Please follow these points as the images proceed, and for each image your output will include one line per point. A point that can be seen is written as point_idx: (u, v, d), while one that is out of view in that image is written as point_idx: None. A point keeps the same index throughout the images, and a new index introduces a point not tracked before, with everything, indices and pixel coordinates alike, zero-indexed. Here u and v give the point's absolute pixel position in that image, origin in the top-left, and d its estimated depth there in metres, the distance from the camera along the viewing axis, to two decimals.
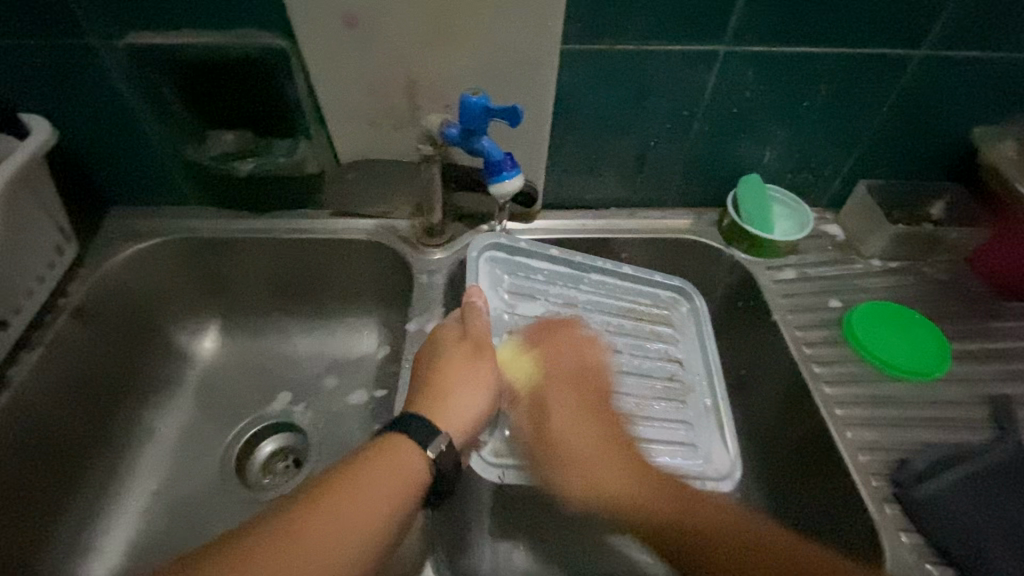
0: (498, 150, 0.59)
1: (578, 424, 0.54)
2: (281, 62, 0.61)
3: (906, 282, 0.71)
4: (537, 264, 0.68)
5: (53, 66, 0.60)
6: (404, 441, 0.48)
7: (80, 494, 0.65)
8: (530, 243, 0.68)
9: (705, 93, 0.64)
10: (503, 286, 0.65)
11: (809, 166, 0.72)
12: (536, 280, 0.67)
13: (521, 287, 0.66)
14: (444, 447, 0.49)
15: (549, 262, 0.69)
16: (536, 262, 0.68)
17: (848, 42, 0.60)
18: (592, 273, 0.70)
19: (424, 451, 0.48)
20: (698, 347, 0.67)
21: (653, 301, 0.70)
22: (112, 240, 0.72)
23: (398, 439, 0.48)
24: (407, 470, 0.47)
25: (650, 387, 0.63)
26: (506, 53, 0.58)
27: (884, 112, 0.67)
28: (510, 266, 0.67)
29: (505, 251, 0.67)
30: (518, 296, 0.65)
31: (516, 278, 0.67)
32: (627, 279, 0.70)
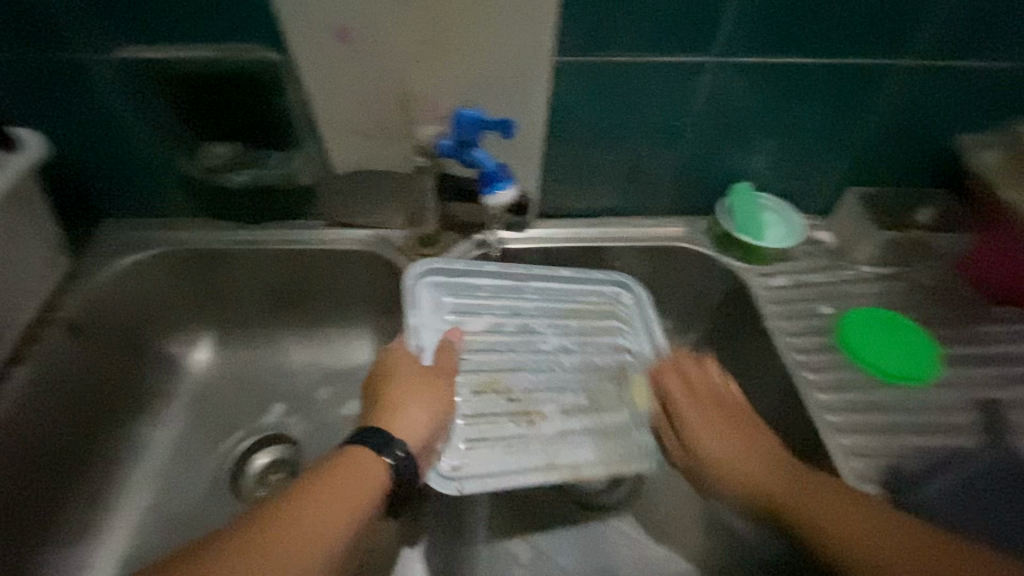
0: (492, 161, 0.59)
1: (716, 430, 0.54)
2: (274, 76, 0.61)
3: (895, 288, 0.72)
4: (477, 279, 0.67)
5: (44, 80, 0.60)
6: (362, 453, 0.49)
7: (71, 510, 0.64)
8: (467, 262, 0.68)
9: (694, 103, 0.64)
10: (446, 308, 0.64)
11: (799, 173, 0.73)
12: (473, 298, 0.66)
13: (463, 307, 0.65)
14: (402, 454, 0.49)
15: (488, 274, 0.68)
16: (476, 278, 0.67)
17: (833, 53, 0.61)
18: (535, 280, 0.70)
19: (383, 460, 0.49)
20: (646, 332, 0.69)
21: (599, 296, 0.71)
22: (102, 253, 0.72)
23: (358, 452, 0.49)
24: (369, 482, 0.47)
25: (603, 380, 0.63)
26: (498, 66, 0.59)
27: (871, 120, 0.68)
28: (451, 288, 0.66)
29: (441, 273, 0.66)
30: (460, 313, 0.64)
31: (459, 297, 0.66)
32: (571, 278, 0.71)
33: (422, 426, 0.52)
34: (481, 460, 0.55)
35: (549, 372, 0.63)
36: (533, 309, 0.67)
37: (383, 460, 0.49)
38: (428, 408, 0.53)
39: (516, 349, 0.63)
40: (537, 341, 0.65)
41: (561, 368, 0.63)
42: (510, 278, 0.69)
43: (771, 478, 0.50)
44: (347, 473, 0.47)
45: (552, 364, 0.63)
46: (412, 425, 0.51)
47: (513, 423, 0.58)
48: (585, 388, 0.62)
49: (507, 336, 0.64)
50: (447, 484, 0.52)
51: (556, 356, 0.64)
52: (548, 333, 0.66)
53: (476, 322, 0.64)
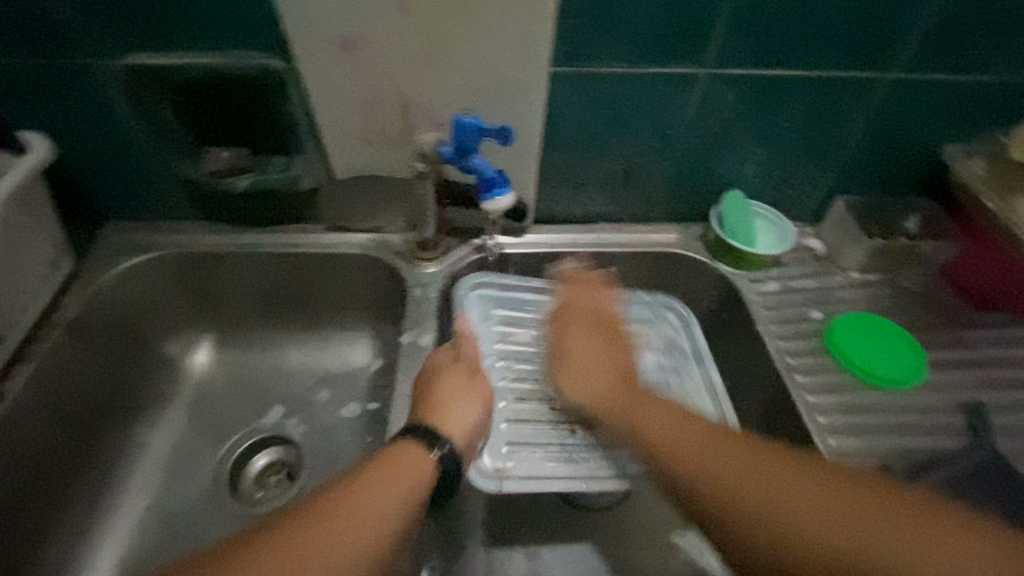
0: (490, 168, 0.61)
1: (649, 408, 0.55)
2: (279, 83, 0.62)
3: (882, 294, 0.74)
4: (529, 297, 0.72)
5: (52, 85, 0.61)
6: (406, 450, 0.52)
7: (72, 509, 0.65)
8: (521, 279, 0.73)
9: (688, 113, 0.66)
10: (493, 319, 0.70)
11: (789, 182, 0.75)
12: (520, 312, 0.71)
13: (510, 317, 0.70)
14: (447, 448, 0.52)
15: (539, 292, 0.73)
16: (525, 294, 0.73)
17: (822, 66, 0.63)
18: None
19: (429, 452, 0.52)
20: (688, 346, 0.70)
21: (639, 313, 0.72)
22: (105, 255, 0.72)
23: (403, 449, 0.52)
24: (417, 470, 0.51)
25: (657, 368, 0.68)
26: (498, 75, 0.60)
27: (860, 130, 0.70)
28: (499, 300, 0.71)
29: (498, 288, 0.72)
30: (510, 325, 0.70)
31: (507, 310, 0.71)
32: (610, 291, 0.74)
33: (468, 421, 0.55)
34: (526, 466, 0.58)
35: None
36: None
37: (430, 453, 0.52)
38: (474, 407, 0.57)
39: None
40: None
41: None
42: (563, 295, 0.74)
43: (669, 431, 0.52)
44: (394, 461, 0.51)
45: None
46: (463, 423, 0.55)
47: (556, 435, 0.61)
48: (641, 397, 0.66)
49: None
50: (489, 481, 0.55)
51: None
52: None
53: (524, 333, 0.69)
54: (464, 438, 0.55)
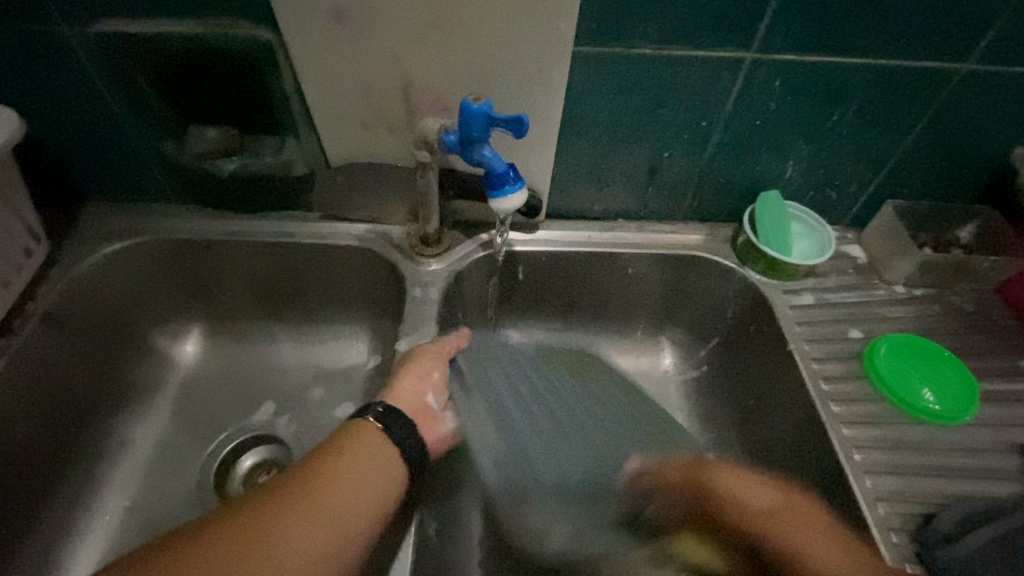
0: (502, 161, 0.54)
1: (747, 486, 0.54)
2: (266, 57, 0.56)
3: (930, 312, 0.67)
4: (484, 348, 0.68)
5: (19, 53, 0.55)
6: (362, 430, 0.51)
7: (50, 507, 0.62)
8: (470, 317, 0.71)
9: (725, 103, 0.59)
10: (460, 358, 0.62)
11: (833, 183, 0.68)
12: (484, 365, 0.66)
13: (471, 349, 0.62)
14: (380, 409, 0.52)
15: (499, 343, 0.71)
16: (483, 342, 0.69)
17: (884, 54, 0.55)
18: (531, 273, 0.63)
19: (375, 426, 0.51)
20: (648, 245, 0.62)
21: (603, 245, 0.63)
22: (85, 240, 0.68)
23: (357, 428, 0.51)
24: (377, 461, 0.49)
25: None
26: (512, 54, 0.53)
27: (919, 128, 0.62)
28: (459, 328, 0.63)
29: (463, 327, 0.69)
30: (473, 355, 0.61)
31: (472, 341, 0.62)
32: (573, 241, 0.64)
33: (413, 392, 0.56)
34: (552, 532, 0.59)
35: None
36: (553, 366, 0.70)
37: (371, 423, 0.51)
38: (424, 376, 0.57)
39: None
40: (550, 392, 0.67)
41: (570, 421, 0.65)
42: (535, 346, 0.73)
43: (792, 515, 0.52)
44: (359, 447, 0.49)
45: None
46: (409, 393, 0.56)
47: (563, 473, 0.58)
48: None
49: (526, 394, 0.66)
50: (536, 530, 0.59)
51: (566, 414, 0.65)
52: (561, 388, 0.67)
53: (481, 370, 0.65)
54: (414, 402, 0.56)
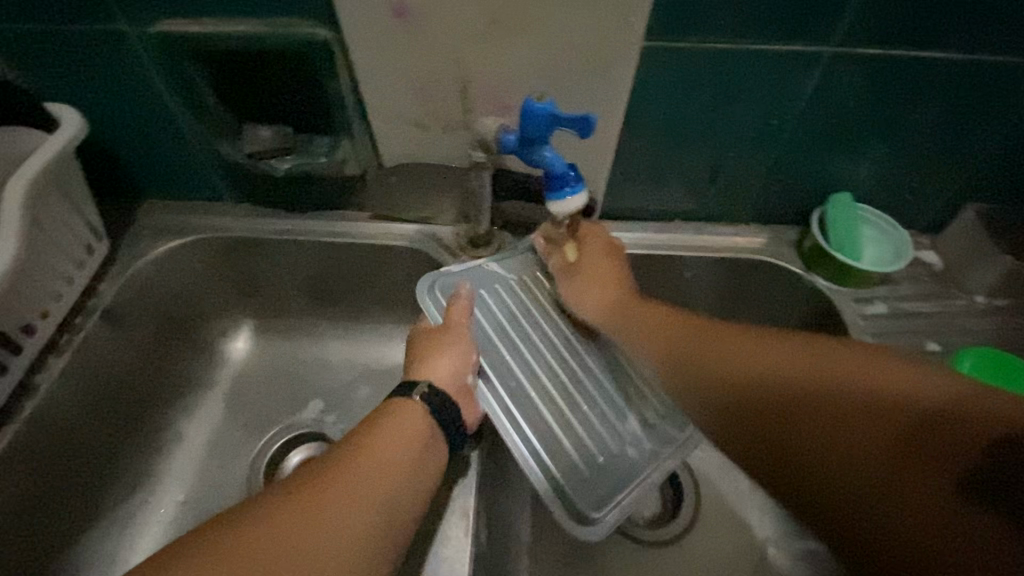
0: (562, 162, 0.52)
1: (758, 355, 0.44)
2: (323, 56, 0.55)
3: (1014, 325, 0.62)
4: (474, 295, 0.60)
5: (84, 52, 0.56)
6: (401, 405, 0.51)
7: (109, 499, 0.63)
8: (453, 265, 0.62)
9: (798, 101, 0.55)
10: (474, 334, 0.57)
11: (910, 184, 0.63)
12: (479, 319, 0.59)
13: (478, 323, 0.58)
14: (426, 388, 0.51)
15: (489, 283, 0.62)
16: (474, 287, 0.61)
17: (979, 50, 0.51)
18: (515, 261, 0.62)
19: (412, 398, 0.51)
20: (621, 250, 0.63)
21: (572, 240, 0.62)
22: (142, 237, 0.69)
23: (398, 403, 0.51)
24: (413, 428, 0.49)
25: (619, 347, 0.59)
26: (577, 52, 0.51)
27: (1013, 127, 0.57)
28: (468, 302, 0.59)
29: (454, 277, 0.61)
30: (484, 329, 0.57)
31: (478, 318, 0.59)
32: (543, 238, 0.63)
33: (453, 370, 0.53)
34: (588, 491, 0.52)
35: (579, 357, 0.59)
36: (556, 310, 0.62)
37: (412, 399, 0.51)
38: (461, 356, 0.54)
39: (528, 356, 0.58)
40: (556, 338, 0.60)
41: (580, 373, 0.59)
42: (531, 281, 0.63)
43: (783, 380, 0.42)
44: (393, 426, 0.49)
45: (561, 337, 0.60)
46: (450, 371, 0.53)
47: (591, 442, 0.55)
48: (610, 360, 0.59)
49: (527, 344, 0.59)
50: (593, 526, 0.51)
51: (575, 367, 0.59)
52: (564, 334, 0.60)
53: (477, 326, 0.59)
54: (454, 383, 0.53)
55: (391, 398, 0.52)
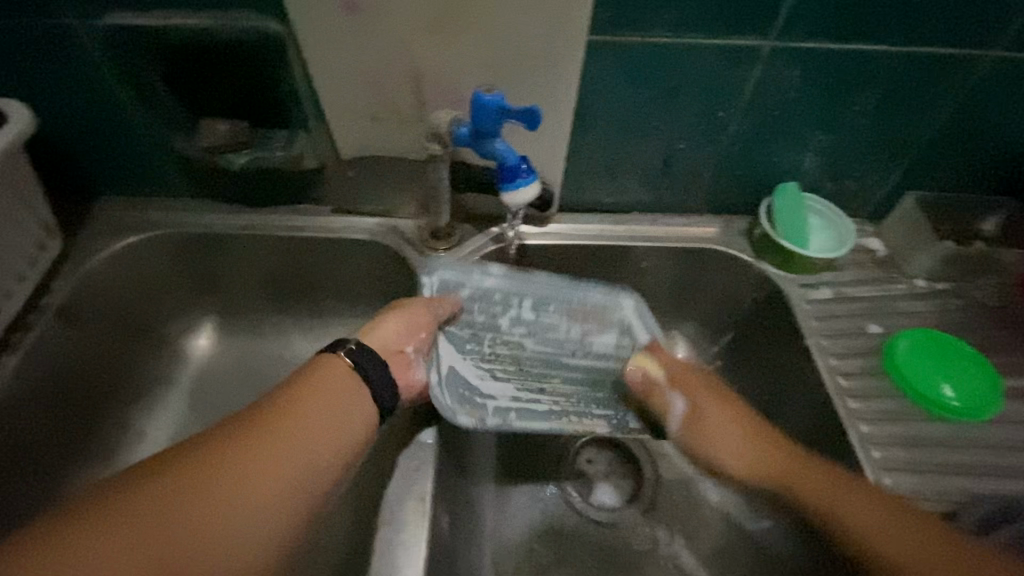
0: (514, 154, 0.53)
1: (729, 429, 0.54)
2: (277, 50, 0.55)
3: (952, 307, 0.65)
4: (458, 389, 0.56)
5: (29, 47, 0.55)
6: (337, 366, 0.49)
7: (67, 500, 0.62)
8: (434, 398, 0.54)
9: (743, 92, 0.57)
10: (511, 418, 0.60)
11: (852, 174, 0.66)
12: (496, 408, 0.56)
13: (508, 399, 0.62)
14: (353, 344, 0.50)
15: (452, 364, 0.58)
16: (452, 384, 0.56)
17: (908, 41, 0.54)
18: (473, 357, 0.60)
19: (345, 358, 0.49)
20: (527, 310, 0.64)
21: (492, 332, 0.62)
22: (98, 234, 0.68)
23: (333, 364, 0.49)
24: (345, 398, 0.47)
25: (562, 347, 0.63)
26: (524, 45, 0.52)
27: (942, 117, 0.60)
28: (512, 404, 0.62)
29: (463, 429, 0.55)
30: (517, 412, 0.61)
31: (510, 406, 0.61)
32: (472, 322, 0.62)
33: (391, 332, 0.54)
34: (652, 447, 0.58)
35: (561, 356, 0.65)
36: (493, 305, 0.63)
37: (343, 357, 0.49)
38: (408, 327, 0.55)
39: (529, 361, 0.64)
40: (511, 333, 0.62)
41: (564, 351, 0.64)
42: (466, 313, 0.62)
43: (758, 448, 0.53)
44: (323, 384, 0.47)
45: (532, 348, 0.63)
46: (394, 334, 0.54)
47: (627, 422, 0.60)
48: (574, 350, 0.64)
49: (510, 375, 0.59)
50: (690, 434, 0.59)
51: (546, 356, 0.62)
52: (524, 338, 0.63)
53: (499, 416, 0.55)
54: (391, 344, 0.54)
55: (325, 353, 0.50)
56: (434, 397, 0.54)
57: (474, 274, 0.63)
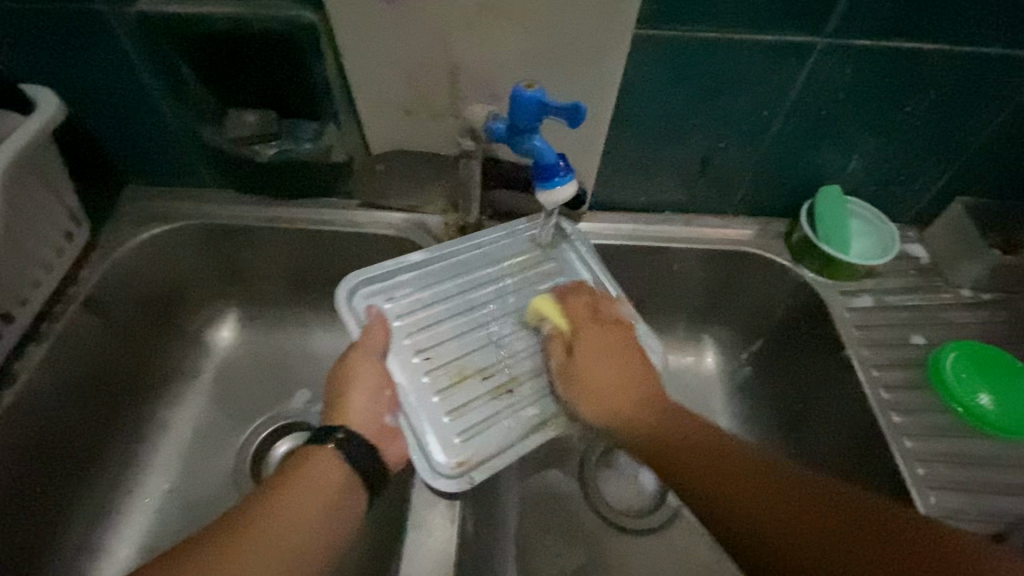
0: (552, 152, 0.50)
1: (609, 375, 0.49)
2: (310, 40, 0.53)
3: (998, 318, 0.63)
4: (433, 433, 0.50)
5: (60, 33, 0.54)
6: (322, 455, 0.46)
7: (92, 492, 0.62)
8: (415, 461, 0.48)
9: (792, 90, 0.55)
10: (457, 435, 0.50)
11: (899, 177, 0.64)
12: (479, 438, 0.50)
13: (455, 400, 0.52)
14: (342, 435, 0.47)
15: (416, 411, 0.50)
16: (424, 434, 0.49)
17: (972, 39, 0.51)
18: (412, 375, 0.52)
19: (327, 447, 0.47)
20: (459, 304, 0.57)
21: (426, 338, 0.54)
22: (125, 223, 0.67)
23: (318, 454, 0.46)
24: (326, 488, 0.45)
25: (505, 333, 0.56)
26: (567, 39, 0.50)
27: (1000, 121, 0.57)
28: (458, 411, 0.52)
29: (424, 463, 0.48)
30: (467, 421, 0.51)
31: (457, 413, 0.51)
32: (410, 340, 0.54)
33: (368, 410, 0.49)
34: None
35: (510, 339, 0.56)
36: (430, 313, 0.56)
37: (327, 446, 0.47)
38: (376, 394, 0.49)
39: (476, 342, 0.55)
40: (454, 329, 0.55)
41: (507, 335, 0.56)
42: (407, 340, 0.54)
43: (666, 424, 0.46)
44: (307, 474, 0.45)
45: (468, 341, 0.55)
46: (366, 412, 0.49)
47: None
48: (522, 332, 0.56)
49: (472, 386, 0.53)
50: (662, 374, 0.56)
51: (502, 352, 0.55)
52: (464, 331, 0.55)
53: (485, 445, 0.50)
54: (372, 422, 0.49)
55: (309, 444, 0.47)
56: (415, 461, 0.48)
57: (397, 291, 0.56)
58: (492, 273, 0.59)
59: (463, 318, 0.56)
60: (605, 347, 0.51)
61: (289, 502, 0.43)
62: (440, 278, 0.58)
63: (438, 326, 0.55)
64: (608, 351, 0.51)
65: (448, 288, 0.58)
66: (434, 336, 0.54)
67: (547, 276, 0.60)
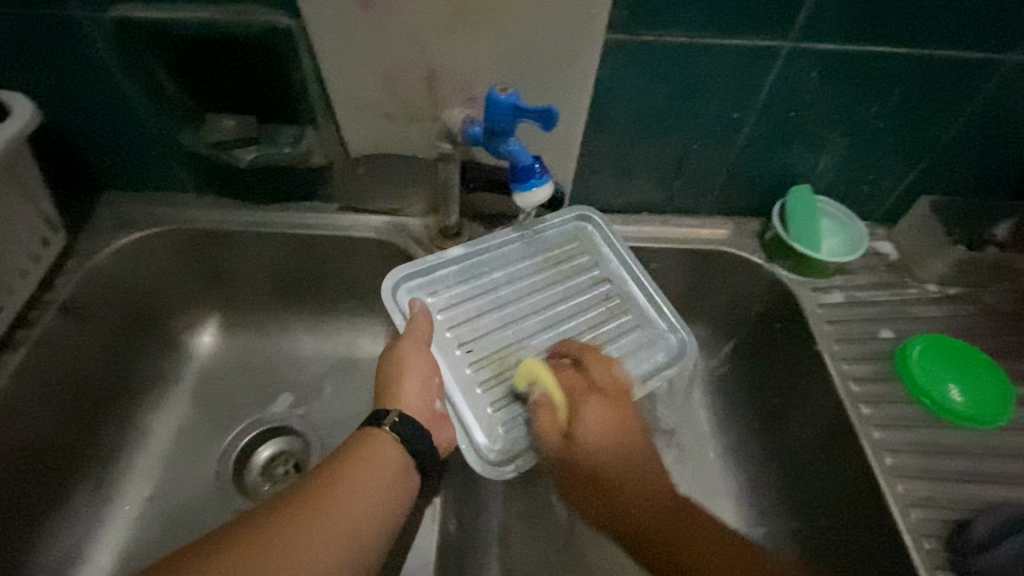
0: (527, 154, 0.52)
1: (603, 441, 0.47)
2: (287, 45, 0.54)
3: (962, 312, 0.65)
4: (478, 423, 0.51)
5: (35, 38, 0.54)
6: (381, 440, 0.47)
7: (71, 500, 0.61)
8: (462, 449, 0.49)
9: (761, 93, 0.57)
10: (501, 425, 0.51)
11: (867, 177, 0.65)
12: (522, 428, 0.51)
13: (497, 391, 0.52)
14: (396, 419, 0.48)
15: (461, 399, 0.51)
16: (470, 423, 0.50)
17: (930, 43, 0.53)
18: (455, 367, 0.53)
19: (384, 429, 0.48)
20: (498, 298, 0.58)
21: (467, 331, 0.55)
22: (104, 229, 0.67)
23: (376, 437, 0.47)
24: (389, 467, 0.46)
25: (544, 325, 0.57)
26: (541, 43, 0.51)
27: (961, 121, 0.59)
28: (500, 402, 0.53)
29: (473, 452, 0.49)
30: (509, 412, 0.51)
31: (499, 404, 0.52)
32: (453, 333, 0.55)
33: (417, 399, 0.50)
34: None
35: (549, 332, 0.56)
36: (471, 307, 0.57)
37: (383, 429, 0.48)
38: (427, 381, 0.50)
39: (516, 334, 0.56)
40: (494, 321, 0.56)
41: (547, 328, 0.56)
42: (449, 332, 0.55)
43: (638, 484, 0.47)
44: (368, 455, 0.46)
45: (508, 333, 0.55)
46: (418, 399, 0.50)
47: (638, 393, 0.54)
48: (561, 325, 0.57)
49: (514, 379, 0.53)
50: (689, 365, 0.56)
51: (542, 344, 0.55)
52: (504, 324, 0.56)
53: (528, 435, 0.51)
54: (425, 410, 0.50)
55: (361, 427, 0.48)
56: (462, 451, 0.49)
57: (439, 285, 0.57)
58: (529, 267, 0.60)
59: (506, 312, 0.57)
60: (600, 461, 0.46)
61: (353, 477, 0.44)
62: (482, 272, 0.59)
63: (479, 319, 0.56)
64: (603, 462, 0.46)
65: (488, 282, 0.58)
66: (475, 329, 0.55)
67: (581, 269, 0.61)
